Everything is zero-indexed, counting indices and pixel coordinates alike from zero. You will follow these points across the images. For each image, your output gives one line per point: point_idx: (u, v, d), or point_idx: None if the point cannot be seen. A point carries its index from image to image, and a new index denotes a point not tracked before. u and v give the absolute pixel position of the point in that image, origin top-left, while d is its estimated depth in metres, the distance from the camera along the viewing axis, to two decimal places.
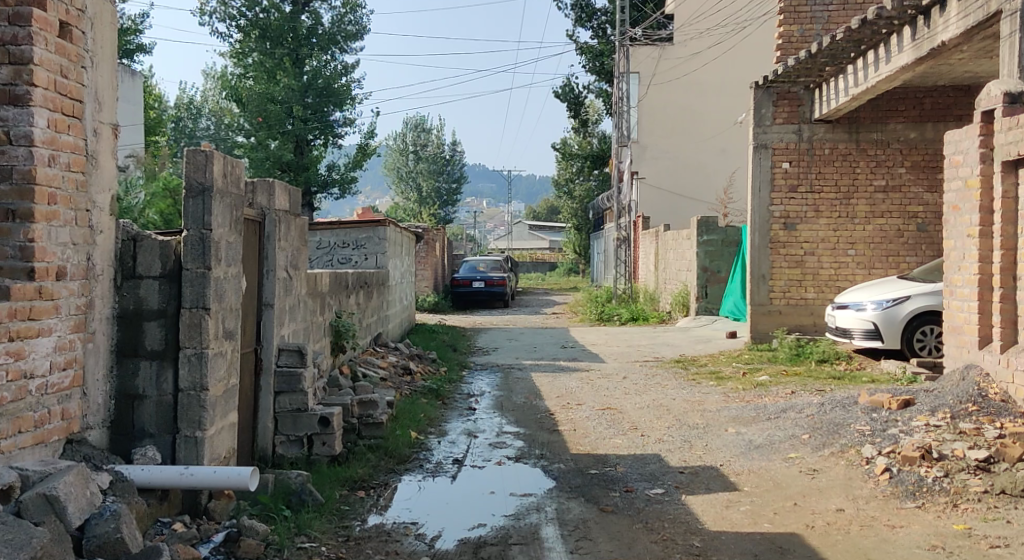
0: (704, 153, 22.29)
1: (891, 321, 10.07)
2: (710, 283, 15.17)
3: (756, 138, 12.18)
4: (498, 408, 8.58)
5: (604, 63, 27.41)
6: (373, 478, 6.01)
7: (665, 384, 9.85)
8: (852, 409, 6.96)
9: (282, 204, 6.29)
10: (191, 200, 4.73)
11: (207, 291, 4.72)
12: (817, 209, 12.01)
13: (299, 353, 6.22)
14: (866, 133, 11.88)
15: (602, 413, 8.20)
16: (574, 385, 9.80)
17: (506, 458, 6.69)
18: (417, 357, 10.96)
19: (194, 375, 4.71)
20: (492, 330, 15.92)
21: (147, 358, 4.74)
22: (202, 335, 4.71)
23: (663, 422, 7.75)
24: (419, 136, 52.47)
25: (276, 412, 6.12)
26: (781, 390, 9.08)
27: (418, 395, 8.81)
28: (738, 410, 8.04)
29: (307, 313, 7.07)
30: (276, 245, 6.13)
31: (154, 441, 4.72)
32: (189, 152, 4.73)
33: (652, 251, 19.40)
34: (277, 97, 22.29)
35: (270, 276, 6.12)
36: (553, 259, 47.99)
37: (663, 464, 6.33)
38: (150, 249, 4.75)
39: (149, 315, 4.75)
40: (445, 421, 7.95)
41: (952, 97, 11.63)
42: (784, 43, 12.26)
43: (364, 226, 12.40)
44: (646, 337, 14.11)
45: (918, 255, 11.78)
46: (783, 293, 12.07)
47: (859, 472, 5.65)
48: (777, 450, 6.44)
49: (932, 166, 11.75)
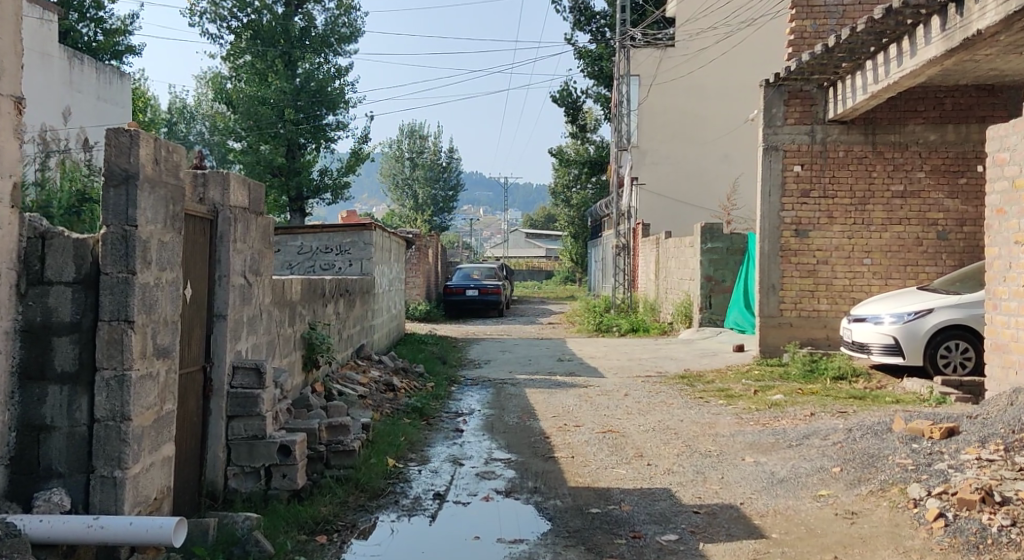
0: (707, 157, 21.49)
1: (913, 335, 9.24)
2: (714, 293, 14.37)
3: (765, 139, 11.36)
4: (488, 430, 7.75)
5: (604, 67, 26.72)
6: (338, 519, 5.20)
7: (671, 402, 9.02)
8: (887, 438, 6.14)
9: (238, 199, 5.46)
10: (112, 190, 3.91)
11: (131, 300, 3.91)
12: (831, 215, 11.21)
13: (257, 372, 5.39)
14: (883, 135, 11.10)
15: (603, 437, 7.38)
16: (571, 403, 8.98)
17: (495, 492, 5.86)
18: (402, 372, 10.17)
19: (114, 403, 3.89)
20: (485, 340, 15.11)
21: (56, 382, 3.93)
22: (124, 353, 3.90)
23: (672, 449, 6.93)
24: (415, 142, 51.78)
25: (230, 440, 5.32)
26: (800, 411, 8.25)
27: (400, 415, 8.02)
28: (755, 435, 7.22)
29: (270, 325, 6.26)
30: (230, 246, 5.31)
31: (63, 482, 3.91)
32: (110, 132, 3.90)
33: (652, 259, 18.59)
34: (267, 100, 21.48)
35: (222, 283, 5.29)
36: (551, 268, 47.29)
37: (673, 503, 5.51)
38: (61, 249, 3.94)
39: (59, 329, 3.94)
40: (429, 446, 7.12)
41: (974, 97, 10.87)
42: (796, 39, 11.48)
43: (348, 229, 11.57)
44: (649, 350, 13.30)
45: (938, 266, 10.99)
46: (794, 304, 11.26)
47: (906, 516, 4.84)
48: (804, 486, 5.63)
49: (954, 171, 10.96)
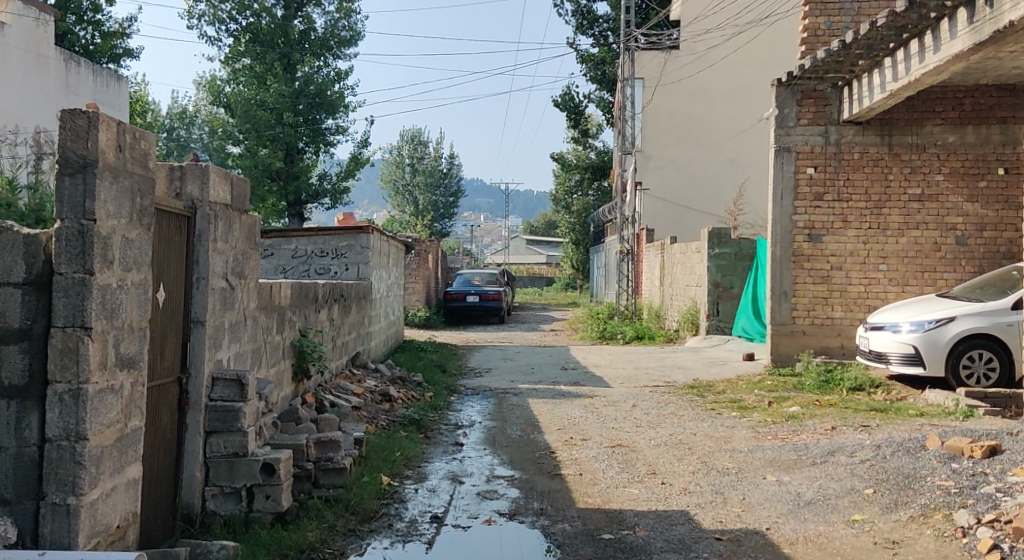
0: (712, 162, 21.08)
1: (935, 344, 8.76)
2: (722, 300, 13.88)
3: (777, 140, 10.89)
4: (489, 444, 7.28)
5: (607, 71, 26.31)
6: (326, 546, 4.75)
7: (682, 415, 8.54)
8: (922, 457, 5.70)
9: (218, 195, 4.99)
10: (67, 179, 3.45)
11: (89, 304, 3.46)
12: (845, 219, 10.76)
13: (239, 384, 4.93)
14: (900, 136, 10.64)
15: (613, 452, 6.91)
16: (577, 415, 8.50)
17: (498, 514, 5.40)
18: (399, 382, 9.71)
19: (68, 420, 3.44)
20: (486, 348, 14.63)
21: (3, 396, 3.49)
22: (79, 364, 3.45)
23: (686, 466, 6.45)
24: (416, 149, 51.15)
25: (208, 458, 4.86)
26: (819, 425, 7.78)
27: (395, 428, 7.55)
28: (775, 451, 6.75)
29: (255, 332, 5.79)
30: (209, 246, 4.86)
31: (10, 511, 3.48)
32: (65, 114, 3.44)
33: (657, 265, 18.09)
34: (266, 103, 21.00)
35: (200, 286, 4.83)
36: (551, 275, 46.79)
37: (692, 527, 5.05)
38: (9, 246, 3.48)
39: (7, 336, 3.49)
40: (426, 462, 6.66)
41: (995, 97, 10.43)
42: (810, 36, 11.02)
43: (344, 233, 11.09)
44: (655, 358, 12.82)
45: (957, 272, 10.53)
46: (807, 311, 10.79)
47: (954, 547, 4.47)
48: (835, 509, 5.18)
49: (973, 173, 10.50)
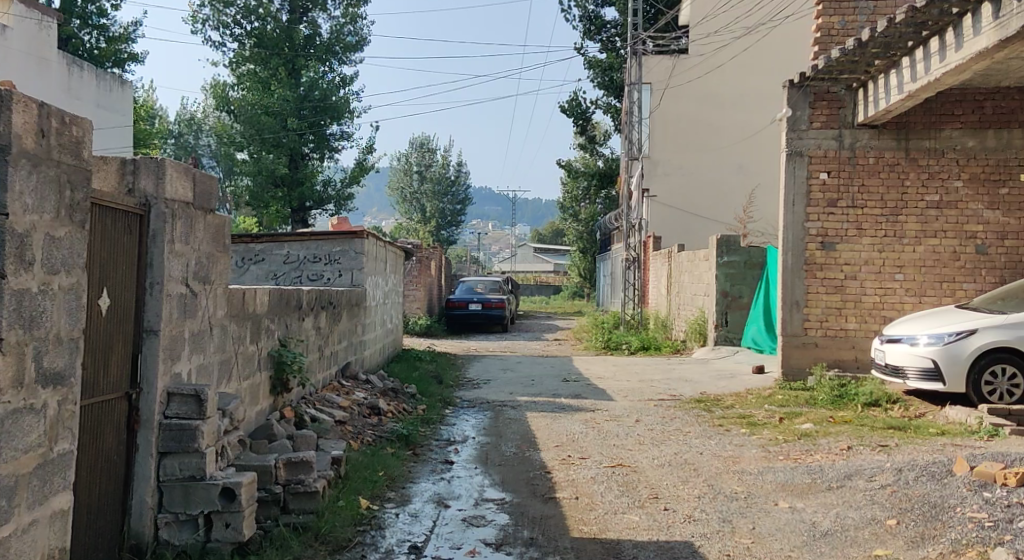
0: (721, 169, 20.66)
1: (955, 358, 8.25)
2: (731, 309, 13.41)
3: (789, 144, 10.39)
4: (480, 463, 6.81)
5: (615, 77, 25.89)
6: None
7: (688, 431, 8.03)
8: (949, 484, 5.21)
9: (177, 192, 4.54)
10: None
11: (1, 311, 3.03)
12: (859, 226, 10.26)
13: (197, 399, 4.45)
14: (917, 140, 10.14)
15: (613, 473, 6.42)
16: (578, 430, 8.03)
17: (483, 544, 4.92)
18: (390, 394, 9.23)
19: None
20: (487, 358, 14.14)
21: None
22: None
23: (691, 489, 5.96)
24: (424, 156, 50.80)
25: (161, 481, 4.40)
26: (834, 444, 7.28)
27: (381, 445, 7.08)
28: (787, 473, 6.25)
29: (223, 342, 5.33)
30: (164, 248, 4.41)
31: None
32: None
33: (665, 273, 17.58)
34: (271, 109, 20.59)
35: (154, 292, 4.39)
36: (559, 284, 46.24)
37: None
38: None
39: None
40: (411, 482, 6.19)
41: (1017, 100, 9.91)
42: (823, 36, 10.53)
43: (338, 237, 10.63)
44: (661, 370, 12.30)
45: (977, 283, 10.01)
46: (820, 322, 10.28)
47: None
48: (854, 543, 4.69)
49: (994, 179, 10.00)
